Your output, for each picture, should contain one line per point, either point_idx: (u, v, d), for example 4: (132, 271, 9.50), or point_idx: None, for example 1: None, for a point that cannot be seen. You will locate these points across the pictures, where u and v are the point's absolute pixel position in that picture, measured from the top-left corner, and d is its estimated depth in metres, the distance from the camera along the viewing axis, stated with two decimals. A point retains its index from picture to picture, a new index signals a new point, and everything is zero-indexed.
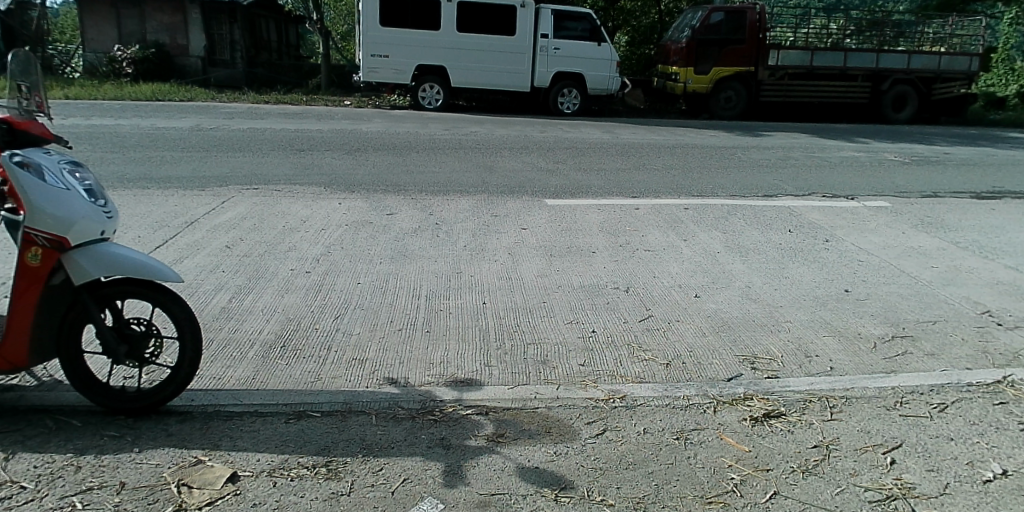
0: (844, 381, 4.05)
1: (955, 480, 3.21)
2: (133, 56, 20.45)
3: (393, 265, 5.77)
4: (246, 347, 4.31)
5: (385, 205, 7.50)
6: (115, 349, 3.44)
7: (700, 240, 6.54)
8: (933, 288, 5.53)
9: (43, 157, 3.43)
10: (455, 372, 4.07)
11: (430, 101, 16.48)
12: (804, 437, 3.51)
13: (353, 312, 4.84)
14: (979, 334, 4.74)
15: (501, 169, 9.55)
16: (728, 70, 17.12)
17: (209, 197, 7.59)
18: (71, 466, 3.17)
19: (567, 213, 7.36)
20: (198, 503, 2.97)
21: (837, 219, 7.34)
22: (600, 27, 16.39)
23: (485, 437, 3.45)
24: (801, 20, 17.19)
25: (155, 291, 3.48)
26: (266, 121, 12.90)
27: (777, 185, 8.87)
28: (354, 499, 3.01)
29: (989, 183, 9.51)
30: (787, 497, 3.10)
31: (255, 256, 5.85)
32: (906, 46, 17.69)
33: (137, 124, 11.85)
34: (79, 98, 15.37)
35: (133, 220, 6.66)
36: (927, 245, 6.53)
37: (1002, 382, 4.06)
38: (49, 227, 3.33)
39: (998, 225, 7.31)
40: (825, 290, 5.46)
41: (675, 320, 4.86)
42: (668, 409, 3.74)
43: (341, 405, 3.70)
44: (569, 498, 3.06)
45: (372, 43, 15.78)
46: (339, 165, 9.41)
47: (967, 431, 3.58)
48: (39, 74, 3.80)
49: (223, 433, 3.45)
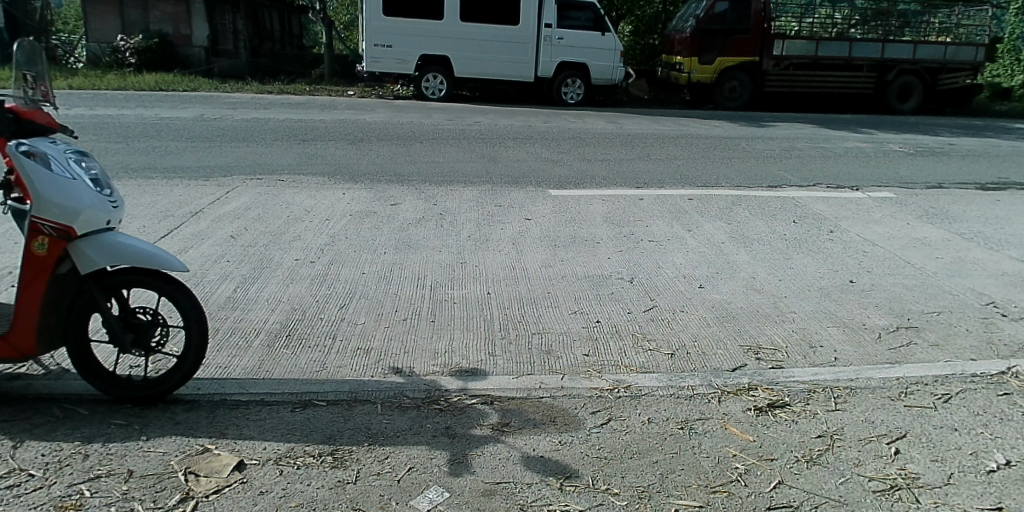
0: (848, 372, 4.05)
1: (958, 471, 3.21)
2: (136, 46, 20.46)
3: (397, 255, 5.77)
4: (252, 337, 4.32)
5: (389, 196, 7.48)
6: (122, 338, 3.46)
7: (705, 232, 6.52)
8: (938, 279, 5.51)
9: (49, 147, 3.43)
10: (460, 362, 4.08)
11: (434, 91, 16.46)
12: (808, 428, 3.51)
13: (358, 303, 4.85)
14: (983, 325, 4.73)
15: (505, 159, 9.51)
16: (732, 61, 17.08)
17: (213, 187, 7.58)
18: (78, 454, 3.19)
19: (571, 204, 7.33)
20: (205, 490, 2.98)
21: (841, 210, 7.32)
22: (604, 17, 16.32)
23: (490, 427, 3.46)
24: (806, 9, 17.02)
25: (161, 281, 3.48)
26: (270, 111, 12.87)
27: (781, 176, 8.84)
28: (361, 488, 3.02)
29: (994, 174, 9.47)
30: (791, 487, 3.10)
31: (259, 246, 5.85)
32: (913, 37, 17.54)
33: (141, 114, 11.83)
34: (82, 88, 15.36)
35: (137, 209, 6.67)
36: (931, 237, 6.51)
37: (1007, 373, 4.05)
38: (55, 216, 3.33)
39: (1002, 216, 7.28)
40: (829, 281, 5.46)
41: (679, 311, 4.86)
42: (673, 400, 3.75)
43: (346, 395, 3.71)
44: (573, 487, 3.06)
45: (375, 33, 15.72)
46: (343, 156, 9.39)
47: (971, 422, 3.58)
48: (44, 63, 3.79)
49: (229, 421, 3.47)
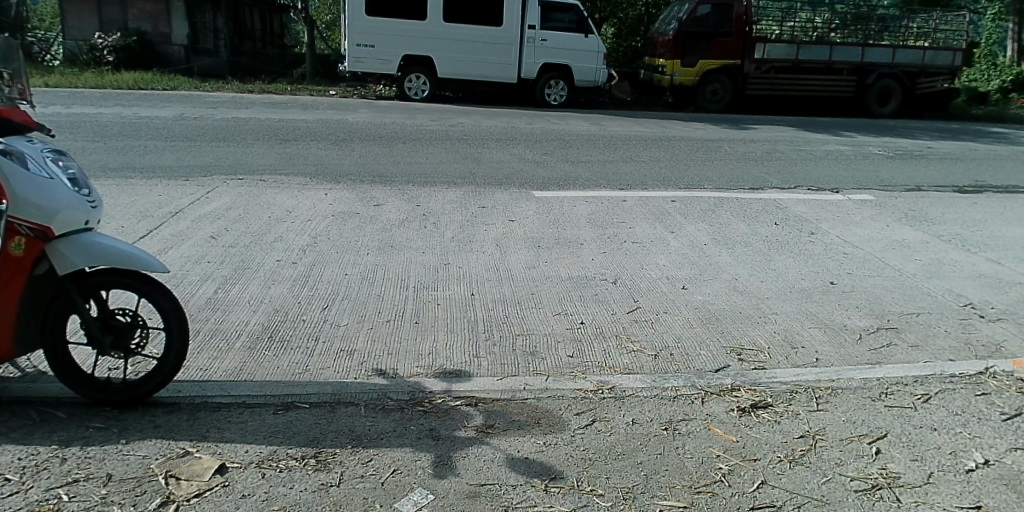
0: (829, 372, 4.08)
1: (938, 470, 3.25)
2: (115, 44, 20.25)
3: (380, 256, 5.75)
4: (233, 338, 4.29)
5: (372, 197, 7.44)
6: (101, 340, 3.41)
7: (687, 233, 6.56)
8: (917, 281, 5.59)
9: (25, 145, 3.36)
10: (444, 363, 4.07)
11: (417, 92, 16.42)
12: (791, 428, 3.54)
13: (342, 303, 4.83)
14: (961, 326, 4.80)
15: (487, 160, 9.53)
16: (714, 63, 17.19)
17: (193, 187, 7.51)
18: (56, 458, 3.14)
19: (555, 205, 7.37)
20: (186, 494, 2.94)
21: (822, 212, 7.39)
22: (587, 19, 16.36)
23: (475, 429, 3.46)
24: (787, 13, 17.16)
25: (141, 281, 3.44)
26: (251, 111, 12.76)
27: (763, 179, 8.91)
28: (344, 491, 3.00)
29: (971, 177, 9.60)
30: (774, 487, 3.12)
31: (240, 247, 5.81)
32: (891, 41, 17.77)
33: (119, 113, 11.69)
34: (59, 86, 15.16)
35: (115, 209, 6.59)
36: (911, 239, 6.59)
37: (985, 374, 4.11)
38: (32, 216, 3.27)
39: (980, 218, 7.38)
40: (811, 282, 5.51)
41: (663, 312, 4.88)
42: (656, 401, 3.76)
43: (329, 396, 3.68)
44: (558, 488, 3.06)
45: (357, 32, 15.66)
46: (325, 156, 9.34)
47: (950, 422, 3.63)
48: (20, 61, 3.74)
49: (210, 424, 3.42)
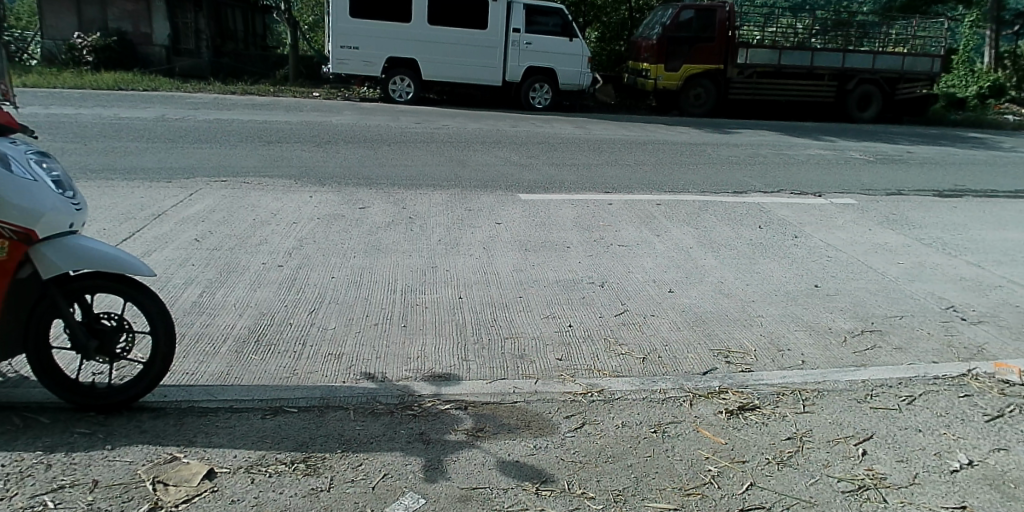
0: (816, 374, 4.13)
1: (923, 471, 3.29)
2: (94, 44, 20.02)
3: (368, 259, 5.74)
4: (220, 342, 4.25)
5: (358, 199, 7.42)
6: (86, 345, 3.37)
7: (672, 236, 6.60)
8: (900, 284, 5.66)
9: (9, 147, 3.33)
10: (433, 366, 4.07)
11: (401, 94, 16.42)
12: (778, 430, 3.57)
13: (329, 306, 4.81)
14: (943, 328, 4.88)
15: (474, 163, 9.52)
16: (696, 68, 17.34)
17: (177, 189, 7.45)
18: (40, 465, 3.09)
19: (542, 207, 7.39)
20: (175, 500, 2.91)
21: (805, 216, 7.46)
22: (571, 22, 16.38)
23: (465, 432, 3.45)
24: (768, 19, 17.31)
25: (126, 285, 3.41)
26: (235, 112, 12.67)
27: (746, 182, 8.99)
28: (334, 496, 2.98)
29: (951, 181, 9.75)
30: (763, 488, 3.15)
31: (226, 250, 5.76)
32: (870, 47, 17.99)
33: (99, 113, 11.57)
34: (38, 86, 14.97)
35: (97, 211, 6.51)
36: (893, 242, 6.67)
37: (968, 375, 4.17)
38: (15, 219, 3.22)
39: (961, 222, 7.49)
40: (796, 285, 5.56)
41: (651, 315, 4.90)
42: (645, 403, 3.78)
43: (317, 401, 3.66)
44: (549, 491, 3.06)
45: (341, 34, 15.61)
46: (309, 158, 9.29)
47: (933, 423, 3.68)
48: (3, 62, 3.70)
49: (198, 429, 3.40)
